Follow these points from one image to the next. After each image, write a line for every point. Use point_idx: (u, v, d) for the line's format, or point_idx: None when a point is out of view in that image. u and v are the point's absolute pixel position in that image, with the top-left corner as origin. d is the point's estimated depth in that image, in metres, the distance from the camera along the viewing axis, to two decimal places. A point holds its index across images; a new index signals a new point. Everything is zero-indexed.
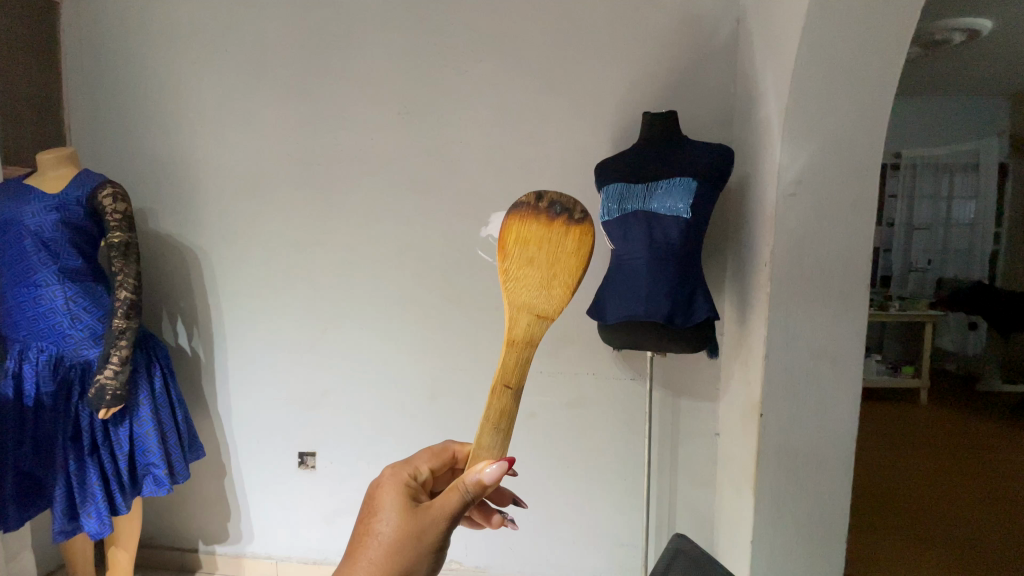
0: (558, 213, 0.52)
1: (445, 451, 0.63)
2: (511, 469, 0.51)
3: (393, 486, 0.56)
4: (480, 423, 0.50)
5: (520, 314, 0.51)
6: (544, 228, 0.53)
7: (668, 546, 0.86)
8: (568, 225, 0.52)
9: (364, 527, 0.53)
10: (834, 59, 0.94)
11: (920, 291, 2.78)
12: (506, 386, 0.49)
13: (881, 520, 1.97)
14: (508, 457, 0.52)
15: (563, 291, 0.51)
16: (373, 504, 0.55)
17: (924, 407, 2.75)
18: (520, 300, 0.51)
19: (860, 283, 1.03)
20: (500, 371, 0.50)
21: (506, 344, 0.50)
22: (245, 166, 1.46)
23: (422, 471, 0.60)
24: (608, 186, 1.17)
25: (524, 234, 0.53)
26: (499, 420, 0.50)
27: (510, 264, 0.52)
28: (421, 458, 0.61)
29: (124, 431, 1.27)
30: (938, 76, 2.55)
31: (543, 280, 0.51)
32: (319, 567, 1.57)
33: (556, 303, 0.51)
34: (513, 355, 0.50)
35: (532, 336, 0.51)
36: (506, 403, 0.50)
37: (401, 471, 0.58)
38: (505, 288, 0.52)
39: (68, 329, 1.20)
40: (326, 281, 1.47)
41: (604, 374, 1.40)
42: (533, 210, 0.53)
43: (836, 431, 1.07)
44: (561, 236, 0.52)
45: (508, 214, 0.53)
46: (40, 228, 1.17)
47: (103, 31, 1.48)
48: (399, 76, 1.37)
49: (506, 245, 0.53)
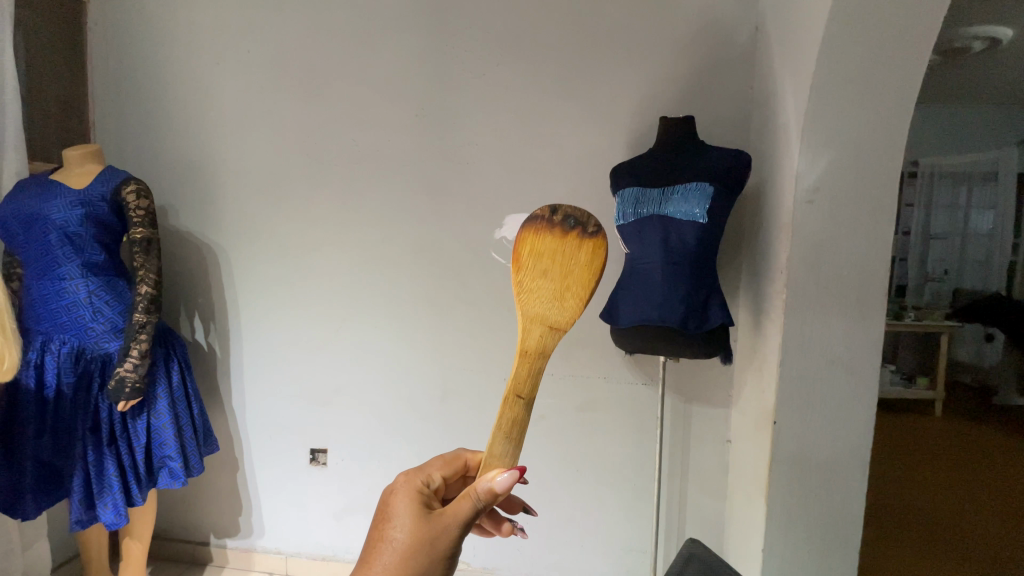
0: (572, 226, 0.53)
1: (456, 460, 0.64)
2: (522, 477, 0.52)
3: (406, 493, 0.56)
4: (492, 432, 0.50)
5: (532, 325, 0.51)
6: (558, 240, 0.53)
7: (683, 550, 0.86)
8: (581, 238, 0.52)
9: (378, 533, 0.53)
10: (857, 66, 0.94)
11: (936, 304, 2.69)
12: (518, 397, 0.50)
13: (893, 534, 1.94)
14: (520, 465, 0.52)
15: (575, 303, 0.51)
16: (386, 511, 0.55)
17: (939, 419, 2.71)
18: (533, 311, 0.51)
19: (878, 291, 1.02)
20: (511, 381, 0.50)
21: (519, 354, 0.51)
22: (264, 165, 1.48)
23: (434, 479, 0.60)
24: (623, 191, 1.17)
25: (537, 247, 0.53)
26: (512, 429, 0.50)
27: (524, 276, 0.52)
28: (433, 466, 0.62)
29: (142, 423, 1.29)
30: (957, 85, 2.53)
31: (555, 293, 0.52)
32: (328, 564, 1.58)
33: (569, 315, 0.51)
34: (525, 366, 0.51)
35: (544, 347, 0.51)
36: (518, 413, 0.50)
37: (413, 478, 0.59)
38: (518, 299, 0.52)
39: (90, 322, 1.22)
40: (340, 280, 1.48)
41: (616, 377, 1.40)
42: (546, 223, 0.53)
43: (851, 439, 1.06)
44: (574, 248, 0.53)
45: (522, 226, 0.54)
46: (66, 223, 1.19)
47: (130, 31, 1.51)
48: (418, 78, 1.38)
49: (520, 256, 0.53)
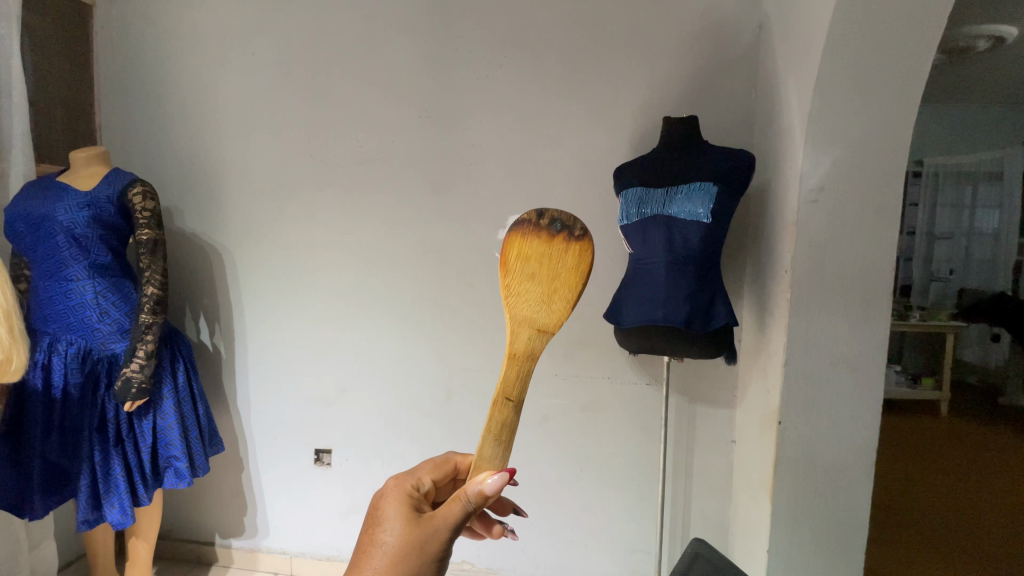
0: (558, 230, 0.53)
1: (446, 463, 0.64)
2: (513, 479, 0.52)
3: (396, 497, 0.57)
4: (481, 435, 0.50)
5: (521, 328, 0.51)
6: (545, 244, 0.53)
7: (688, 550, 0.85)
8: (569, 241, 0.53)
9: (368, 537, 0.53)
10: (862, 63, 0.93)
11: (942, 303, 2.72)
12: (507, 399, 0.50)
13: (899, 535, 1.93)
14: (509, 467, 0.52)
15: (563, 306, 0.51)
16: (377, 514, 0.55)
17: (945, 420, 2.70)
18: (521, 315, 0.52)
19: (883, 290, 1.02)
20: (501, 384, 0.50)
21: (507, 357, 0.51)
22: (269, 166, 1.49)
23: (424, 483, 0.60)
24: (627, 190, 1.17)
25: (525, 250, 0.53)
26: (501, 432, 0.50)
27: (511, 280, 0.52)
28: (423, 470, 0.62)
29: (147, 423, 1.30)
30: (962, 83, 2.53)
31: (543, 296, 0.52)
32: (332, 564, 1.59)
33: (556, 318, 0.51)
34: (513, 369, 0.51)
35: (532, 349, 0.51)
36: (507, 415, 0.50)
37: (403, 482, 0.59)
38: (506, 303, 0.52)
39: (96, 322, 1.23)
40: (345, 281, 1.49)
41: (620, 378, 1.40)
42: (534, 228, 0.53)
43: (857, 439, 1.06)
44: (561, 252, 0.53)
45: (509, 230, 0.53)
46: (73, 225, 1.20)
47: (136, 34, 1.52)
48: (421, 80, 1.39)
49: (507, 260, 0.53)
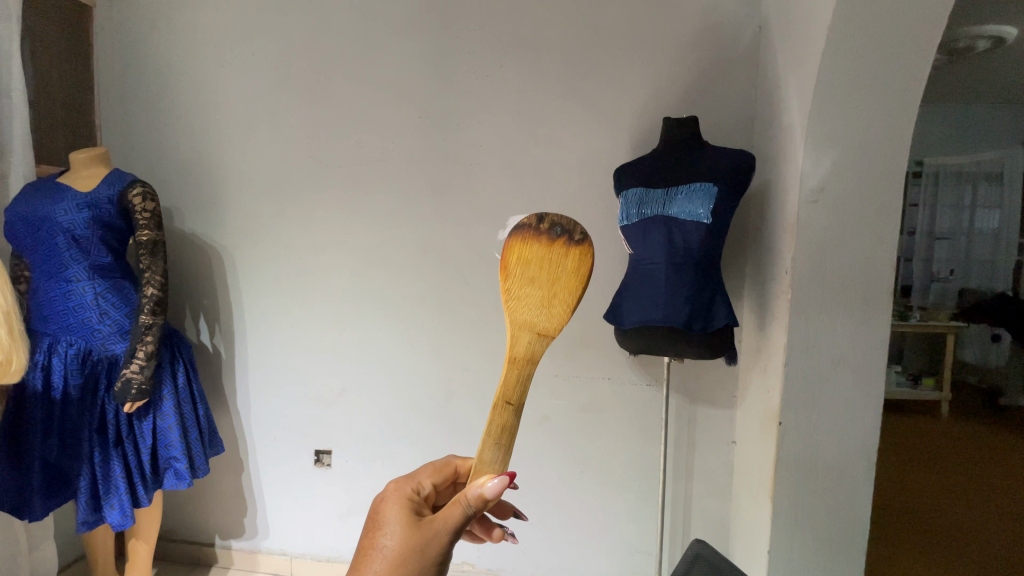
0: (559, 234, 0.52)
1: (446, 467, 0.64)
2: (513, 482, 0.52)
3: (397, 501, 0.57)
4: (481, 439, 0.50)
5: (521, 332, 0.51)
6: (545, 248, 0.53)
7: (690, 551, 0.85)
8: (568, 245, 0.52)
9: (368, 540, 0.53)
10: (862, 64, 0.93)
11: (943, 303, 2.68)
12: (507, 402, 0.50)
13: (898, 535, 1.93)
14: (509, 470, 0.52)
15: (563, 310, 0.51)
16: (377, 518, 0.55)
17: (946, 420, 2.69)
18: (521, 318, 0.51)
19: (883, 291, 1.02)
20: (501, 387, 0.50)
21: (508, 361, 0.51)
22: (269, 167, 1.49)
23: (424, 486, 0.60)
24: (628, 191, 1.17)
25: (525, 254, 0.53)
26: (501, 435, 0.50)
27: (511, 284, 0.52)
28: (423, 473, 0.62)
29: (147, 424, 1.30)
30: (963, 83, 2.52)
31: (543, 299, 0.52)
32: (332, 565, 1.59)
33: (556, 321, 0.51)
34: (514, 372, 0.51)
35: (532, 353, 0.51)
36: (507, 418, 0.50)
37: (404, 485, 0.59)
38: (507, 306, 0.52)
39: (96, 324, 1.23)
40: (345, 282, 1.49)
41: (620, 379, 1.40)
42: (534, 232, 0.53)
43: (858, 439, 1.06)
44: (561, 256, 0.53)
45: (509, 233, 0.53)
46: (73, 226, 1.20)
47: (136, 35, 1.52)
48: (421, 81, 1.39)
49: (507, 263, 0.53)
